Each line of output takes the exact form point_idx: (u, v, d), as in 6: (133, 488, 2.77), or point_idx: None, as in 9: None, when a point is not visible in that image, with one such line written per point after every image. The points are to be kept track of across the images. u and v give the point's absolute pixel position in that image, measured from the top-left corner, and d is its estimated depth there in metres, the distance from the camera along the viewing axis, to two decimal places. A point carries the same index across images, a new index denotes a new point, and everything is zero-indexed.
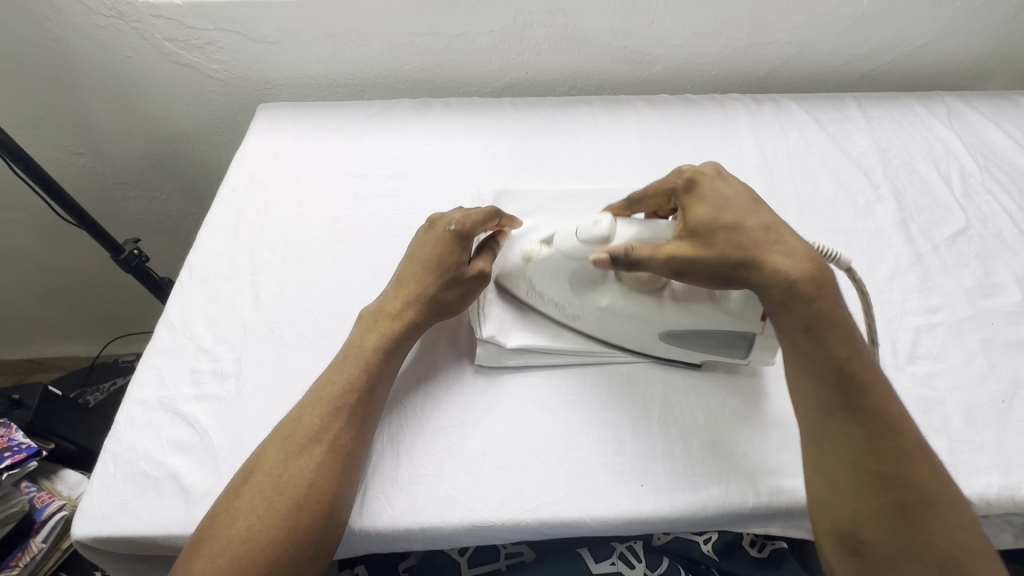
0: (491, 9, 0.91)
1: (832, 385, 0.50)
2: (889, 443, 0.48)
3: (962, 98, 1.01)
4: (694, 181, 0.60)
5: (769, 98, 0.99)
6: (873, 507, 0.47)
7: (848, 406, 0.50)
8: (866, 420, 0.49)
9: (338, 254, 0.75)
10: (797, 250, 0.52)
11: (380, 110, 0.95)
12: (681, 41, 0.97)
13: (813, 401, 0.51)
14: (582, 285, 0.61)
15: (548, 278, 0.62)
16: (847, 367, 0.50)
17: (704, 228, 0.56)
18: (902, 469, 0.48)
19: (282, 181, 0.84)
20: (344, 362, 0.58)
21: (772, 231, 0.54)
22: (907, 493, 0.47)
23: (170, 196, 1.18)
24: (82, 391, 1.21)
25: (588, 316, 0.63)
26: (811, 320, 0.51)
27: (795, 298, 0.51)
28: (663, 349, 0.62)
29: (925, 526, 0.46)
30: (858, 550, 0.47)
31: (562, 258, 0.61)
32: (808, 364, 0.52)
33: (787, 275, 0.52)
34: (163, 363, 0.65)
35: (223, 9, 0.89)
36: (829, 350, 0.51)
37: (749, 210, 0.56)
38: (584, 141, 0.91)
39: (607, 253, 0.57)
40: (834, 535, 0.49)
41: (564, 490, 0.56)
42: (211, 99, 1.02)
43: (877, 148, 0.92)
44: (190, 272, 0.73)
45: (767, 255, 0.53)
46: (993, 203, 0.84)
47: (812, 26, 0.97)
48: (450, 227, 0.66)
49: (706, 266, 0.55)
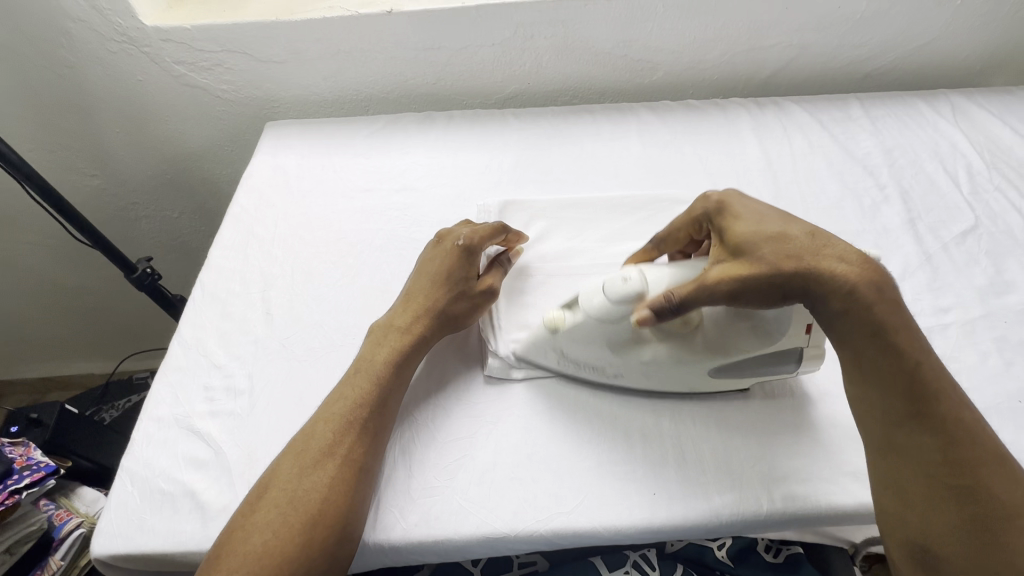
0: (490, 22, 0.92)
1: (899, 395, 0.49)
2: (964, 453, 0.47)
3: (966, 95, 1.00)
4: (722, 203, 0.56)
5: (771, 101, 0.99)
6: (951, 519, 0.47)
7: (915, 415, 0.49)
8: (934, 431, 0.48)
9: (347, 269, 0.76)
10: (847, 253, 0.50)
11: (385, 124, 0.97)
12: (680, 48, 0.98)
13: (879, 410, 0.51)
14: (621, 344, 0.58)
15: (580, 342, 0.59)
16: (916, 375, 0.49)
17: (749, 244, 0.51)
18: (978, 479, 0.47)
19: (291, 198, 0.86)
20: (355, 376, 0.59)
21: (818, 237, 0.51)
22: (983, 504, 0.46)
23: (181, 215, 1.21)
24: (97, 408, 1.23)
25: (630, 371, 0.60)
26: (878, 327, 0.49)
27: (857, 306, 0.49)
28: (712, 383, 0.60)
29: (1003, 535, 0.45)
30: (931, 562, 0.47)
31: (593, 321, 0.57)
32: (874, 373, 0.50)
33: (847, 281, 0.49)
34: (178, 380, 0.66)
35: (230, 33, 0.91)
36: (896, 359, 0.49)
37: (788, 218, 0.53)
38: (588, 150, 0.91)
39: (648, 308, 0.52)
40: (905, 546, 0.49)
41: (576, 500, 0.56)
42: (219, 119, 1.04)
43: (882, 148, 0.91)
44: (202, 289, 0.75)
45: (822, 262, 0.50)
46: (1002, 200, 0.83)
47: (811, 28, 0.97)
48: (459, 241, 0.66)
49: (760, 288, 0.50)
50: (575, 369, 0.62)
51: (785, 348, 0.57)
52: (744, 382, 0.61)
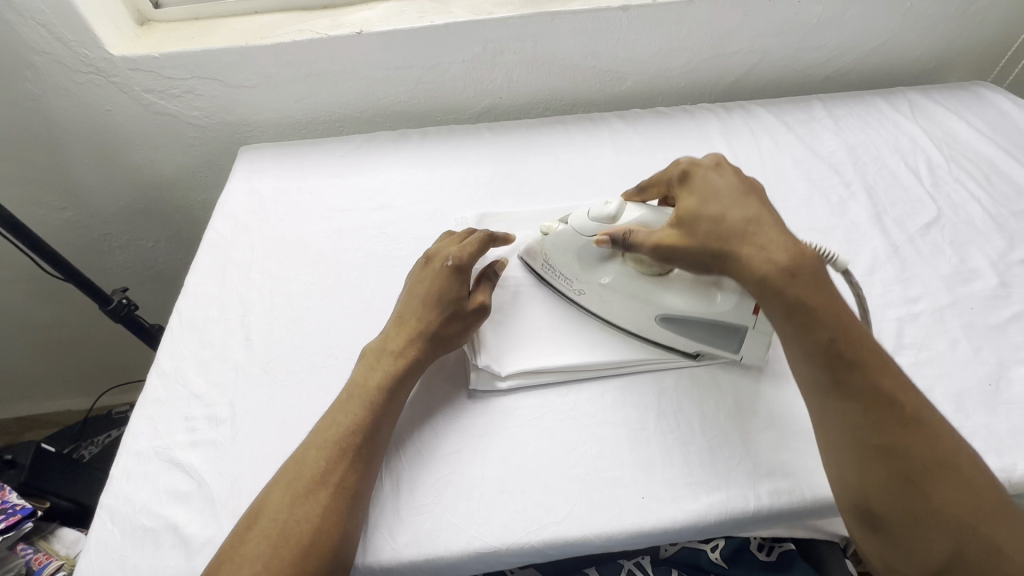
0: (460, 40, 0.93)
1: (819, 364, 0.52)
2: (887, 415, 0.49)
3: (922, 92, 1.04)
4: (688, 170, 0.63)
5: (738, 105, 1.02)
6: (880, 478, 0.48)
7: (837, 382, 0.51)
8: (856, 396, 0.50)
9: (326, 289, 0.76)
10: (773, 242, 0.55)
11: (360, 144, 0.97)
12: (647, 58, 1.00)
13: (808, 380, 0.53)
14: (591, 261, 0.66)
15: (561, 253, 0.67)
16: (832, 343, 0.51)
17: (691, 217, 0.59)
18: (904, 439, 0.48)
19: (267, 221, 0.85)
20: (348, 401, 0.58)
21: (752, 223, 0.56)
22: (911, 462, 0.48)
23: (157, 243, 1.19)
24: (76, 445, 1.19)
25: (591, 293, 0.67)
26: (789, 304, 0.52)
27: (767, 289, 0.53)
28: (659, 335, 0.65)
29: (932, 490, 0.47)
30: (876, 524, 0.49)
31: (574, 233, 0.65)
32: (795, 346, 0.53)
33: (759, 266, 0.54)
34: (157, 412, 0.64)
35: (200, 60, 0.91)
36: (810, 332, 0.52)
37: (735, 200, 0.58)
38: (563, 161, 0.93)
39: (608, 235, 0.61)
40: (853, 511, 0.50)
41: (567, 510, 0.56)
42: (192, 145, 1.04)
43: (845, 146, 0.94)
44: (179, 318, 0.74)
45: (742, 248, 0.56)
46: (961, 191, 0.86)
47: (772, 34, 1.00)
48: (448, 261, 0.66)
49: (688, 257, 0.58)
50: (553, 282, 0.71)
51: (733, 319, 0.61)
52: (691, 345, 0.65)
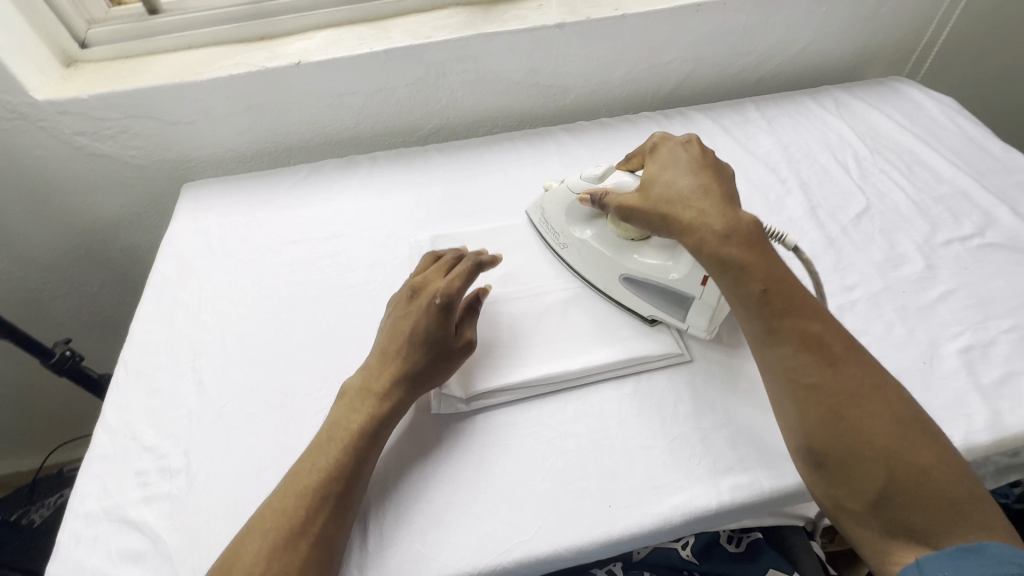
0: (401, 64, 0.94)
1: (755, 314, 0.57)
2: (816, 355, 0.54)
3: (845, 89, 1.11)
4: (660, 145, 0.69)
5: (677, 112, 1.06)
6: (815, 415, 0.53)
7: (771, 329, 0.56)
8: (789, 340, 0.55)
9: (281, 324, 0.74)
10: (713, 208, 0.60)
11: (308, 173, 0.96)
12: (587, 71, 1.03)
13: (748, 331, 0.58)
14: (579, 216, 0.75)
15: (557, 206, 0.77)
16: (764, 293, 0.57)
17: (651, 185, 0.65)
18: (832, 377, 0.53)
19: (215, 259, 0.83)
20: (327, 445, 0.57)
21: (700, 191, 0.62)
22: (839, 397, 0.52)
23: (101, 288, 1.14)
24: (25, 510, 1.12)
25: (572, 247, 0.76)
26: (724, 260, 0.58)
27: (703, 247, 0.59)
28: (623, 294, 0.72)
29: (857, 421, 0.51)
30: (818, 462, 0.53)
31: (568, 190, 0.75)
32: (733, 299, 0.59)
33: (696, 229, 0.59)
34: (106, 469, 0.62)
35: (133, 99, 0.89)
36: (744, 284, 0.57)
37: (690, 171, 0.64)
38: (511, 177, 0.94)
39: (589, 194, 0.70)
40: (798, 454, 0.54)
41: (536, 526, 0.56)
42: (131, 186, 1.00)
43: (779, 145, 0.99)
44: (126, 367, 0.71)
45: (683, 211, 0.61)
46: (887, 181, 0.92)
47: (702, 43, 1.05)
48: (436, 300, 0.64)
49: (642, 219, 0.65)
50: (546, 235, 0.80)
51: (681, 288, 0.67)
52: (644, 308, 0.71)
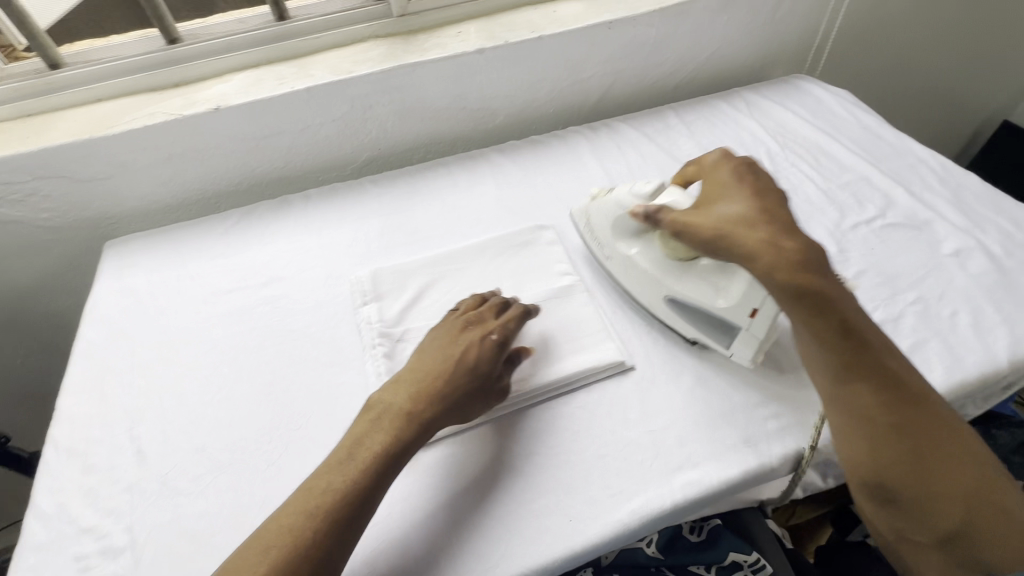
0: (324, 100, 0.93)
1: (836, 352, 0.57)
2: (896, 399, 0.56)
3: (755, 90, 1.18)
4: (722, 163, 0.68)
5: (603, 124, 1.10)
6: (894, 454, 0.55)
7: (851, 368, 0.56)
8: (869, 377, 0.56)
9: (224, 377, 0.72)
10: (788, 235, 0.58)
11: (240, 218, 0.94)
12: (512, 92, 1.06)
13: (821, 363, 0.58)
14: (625, 230, 0.78)
15: (603, 216, 0.80)
16: (847, 327, 0.56)
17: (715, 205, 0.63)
18: (914, 419, 0.55)
19: (147, 318, 0.80)
20: (344, 465, 0.56)
21: (765, 216, 0.60)
22: (920, 437, 0.55)
23: (23, 359, 1.07)
24: None
25: (616, 258, 0.79)
26: (812, 290, 0.55)
27: (783, 272, 0.56)
28: (667, 314, 0.73)
29: (939, 468, 0.54)
30: (892, 500, 0.56)
31: (615, 205, 0.78)
32: (806, 334, 0.58)
33: (769, 256, 0.57)
34: (40, 560, 0.58)
35: (39, 160, 0.84)
36: (828, 318, 0.56)
37: (755, 197, 0.62)
38: (450, 203, 0.95)
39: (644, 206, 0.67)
40: (871, 491, 0.57)
41: (502, 551, 0.57)
42: (47, 249, 0.95)
43: (699, 148, 1.05)
44: (57, 446, 0.67)
45: (752, 236, 0.58)
46: (798, 173, 0.99)
47: (619, 57, 1.10)
48: (492, 337, 0.67)
49: (699, 237, 0.62)
50: (591, 245, 0.83)
51: (727, 316, 0.68)
52: (686, 330, 0.72)
